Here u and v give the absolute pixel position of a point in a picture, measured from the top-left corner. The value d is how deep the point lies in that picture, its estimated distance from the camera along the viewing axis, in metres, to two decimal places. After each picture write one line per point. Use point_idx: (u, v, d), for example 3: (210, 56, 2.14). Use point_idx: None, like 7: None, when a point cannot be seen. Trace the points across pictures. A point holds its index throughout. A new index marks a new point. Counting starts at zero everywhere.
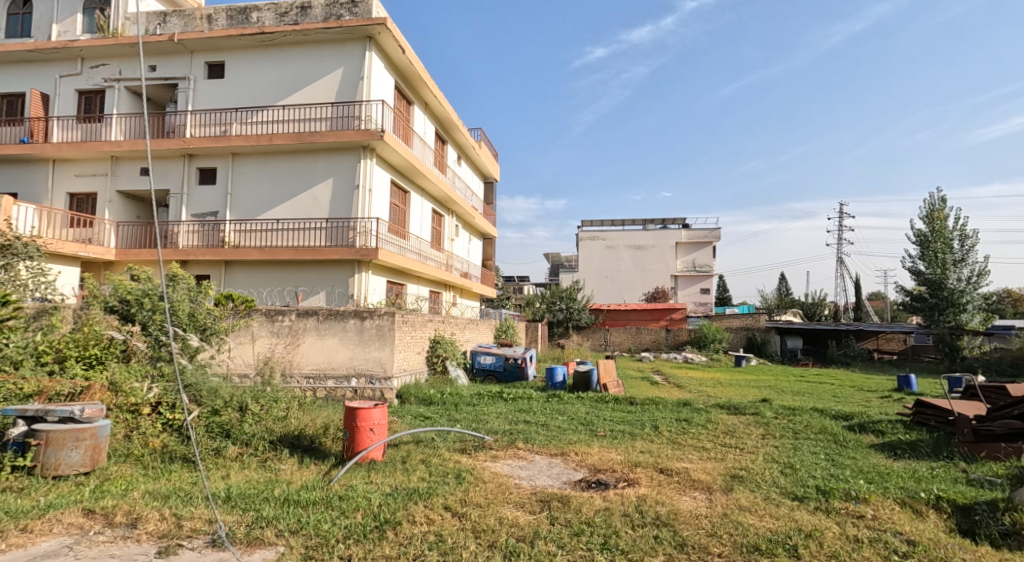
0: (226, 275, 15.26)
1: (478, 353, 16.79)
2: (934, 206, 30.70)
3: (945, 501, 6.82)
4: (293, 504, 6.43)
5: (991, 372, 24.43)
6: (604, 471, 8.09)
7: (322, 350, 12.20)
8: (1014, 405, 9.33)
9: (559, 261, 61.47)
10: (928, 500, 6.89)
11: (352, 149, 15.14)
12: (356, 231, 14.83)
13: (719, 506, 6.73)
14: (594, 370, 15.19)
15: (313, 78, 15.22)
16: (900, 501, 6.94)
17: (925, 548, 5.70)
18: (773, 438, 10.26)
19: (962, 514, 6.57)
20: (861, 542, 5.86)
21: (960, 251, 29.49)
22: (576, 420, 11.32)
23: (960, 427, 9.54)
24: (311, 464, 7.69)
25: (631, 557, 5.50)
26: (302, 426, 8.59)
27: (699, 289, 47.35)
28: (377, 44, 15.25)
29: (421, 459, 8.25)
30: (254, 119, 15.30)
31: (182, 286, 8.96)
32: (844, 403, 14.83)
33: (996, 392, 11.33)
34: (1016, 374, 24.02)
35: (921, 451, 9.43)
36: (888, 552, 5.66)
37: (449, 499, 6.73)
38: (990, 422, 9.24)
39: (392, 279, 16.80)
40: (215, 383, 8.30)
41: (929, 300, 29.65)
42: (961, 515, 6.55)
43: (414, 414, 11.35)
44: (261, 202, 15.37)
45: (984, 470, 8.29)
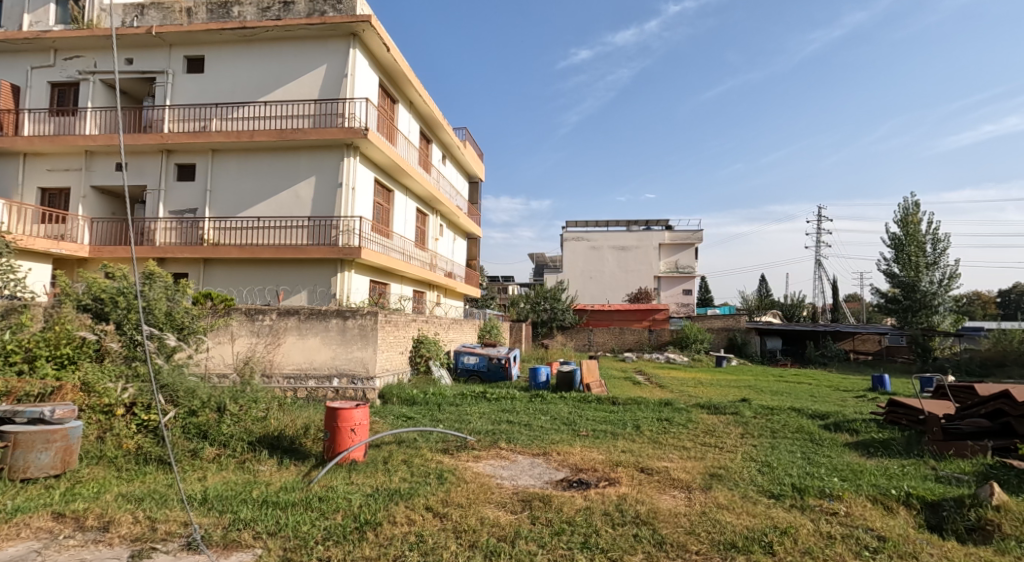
0: (205, 273, 15.05)
1: (462, 353, 16.74)
2: (908, 210, 31.25)
3: (915, 498, 6.94)
4: (271, 505, 6.35)
5: (961, 372, 25.00)
6: (585, 470, 8.10)
7: (303, 350, 12.08)
8: (981, 404, 9.60)
9: (543, 261, 61.49)
10: (898, 497, 7.01)
11: (335, 146, 15.01)
12: (338, 230, 14.68)
13: (698, 505, 6.78)
14: (577, 371, 15.24)
15: (296, 75, 15.07)
16: (873, 499, 7.04)
17: (895, 543, 5.79)
18: (752, 437, 10.35)
19: (930, 510, 6.69)
20: (834, 538, 5.94)
21: (933, 254, 30.07)
22: (558, 420, 11.34)
23: (930, 426, 9.74)
24: (291, 465, 7.61)
25: (610, 556, 5.50)
26: (282, 426, 8.50)
27: (682, 290, 47.79)
28: (362, 41, 15.14)
29: (403, 460, 8.20)
30: (234, 115, 15.10)
31: (159, 284, 8.77)
32: (821, 402, 15.06)
33: (965, 392, 11.57)
34: (985, 374, 24.66)
35: (893, 449, 9.59)
36: (860, 548, 5.74)
37: (431, 500, 6.70)
38: (958, 421, 9.53)
39: (376, 279, 16.71)
40: (193, 383, 8.13)
41: (903, 301, 30.13)
42: (929, 511, 6.67)
43: (397, 414, 11.29)
44: (241, 199, 15.18)
45: (953, 467, 8.45)
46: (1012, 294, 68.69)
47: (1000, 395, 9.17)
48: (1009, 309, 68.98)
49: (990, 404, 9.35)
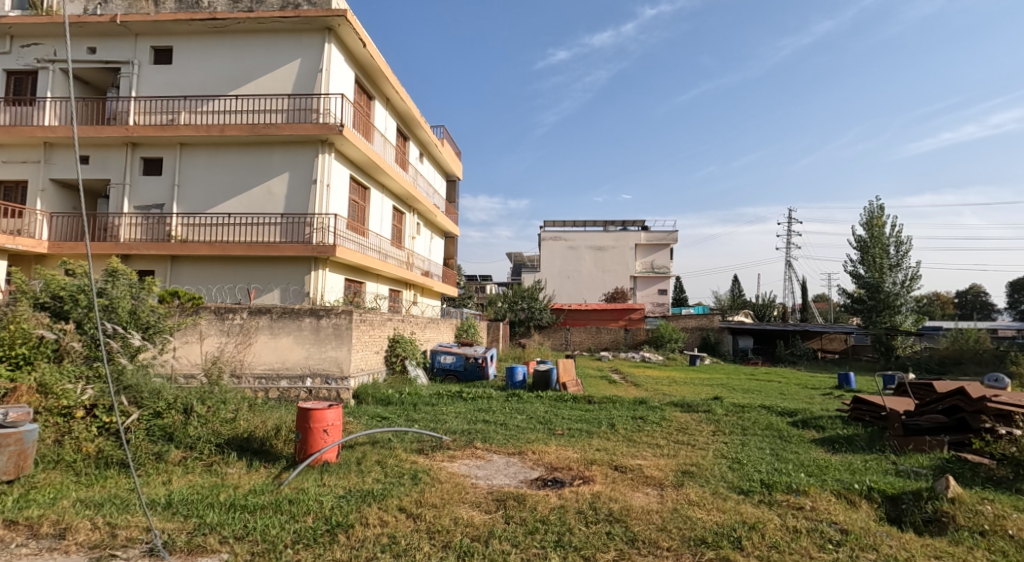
0: (173, 270, 14.68)
1: (438, 353, 16.59)
2: (873, 213, 31.94)
3: (876, 492, 7.04)
4: (239, 509, 6.19)
5: (921, 370, 25.68)
6: (560, 469, 8.06)
7: (275, 350, 11.84)
8: (938, 400, 9.83)
9: (521, 260, 61.42)
10: (861, 491, 7.11)
11: (309, 142, 14.78)
12: (312, 227, 14.43)
13: (670, 502, 6.79)
14: (553, 370, 15.19)
15: (269, 69, 14.78)
16: (837, 493, 7.14)
17: (857, 536, 5.87)
18: (723, 435, 10.44)
19: (890, 503, 6.79)
20: (799, 532, 5.99)
21: (896, 256, 30.81)
22: (534, 420, 11.26)
23: (891, 421, 10.03)
24: (261, 467, 7.47)
25: (584, 554, 5.47)
26: (251, 428, 8.31)
27: (657, 290, 48.24)
28: (337, 36, 14.91)
29: (377, 460, 8.07)
30: (204, 108, 14.73)
31: (122, 282, 8.47)
32: (789, 400, 15.29)
33: (924, 389, 11.87)
34: (943, 371, 25.32)
35: (857, 444, 9.75)
36: (824, 542, 5.80)
37: (404, 500, 6.61)
38: (917, 417, 9.79)
39: (351, 277, 16.46)
40: (158, 384, 7.87)
41: (868, 301, 30.79)
42: (889, 504, 6.77)
43: (371, 414, 11.14)
44: (211, 195, 14.82)
45: (912, 461, 8.61)
46: (970, 295, 71.09)
47: (956, 392, 9.42)
48: (968, 310, 71.46)
49: (947, 400, 9.57)
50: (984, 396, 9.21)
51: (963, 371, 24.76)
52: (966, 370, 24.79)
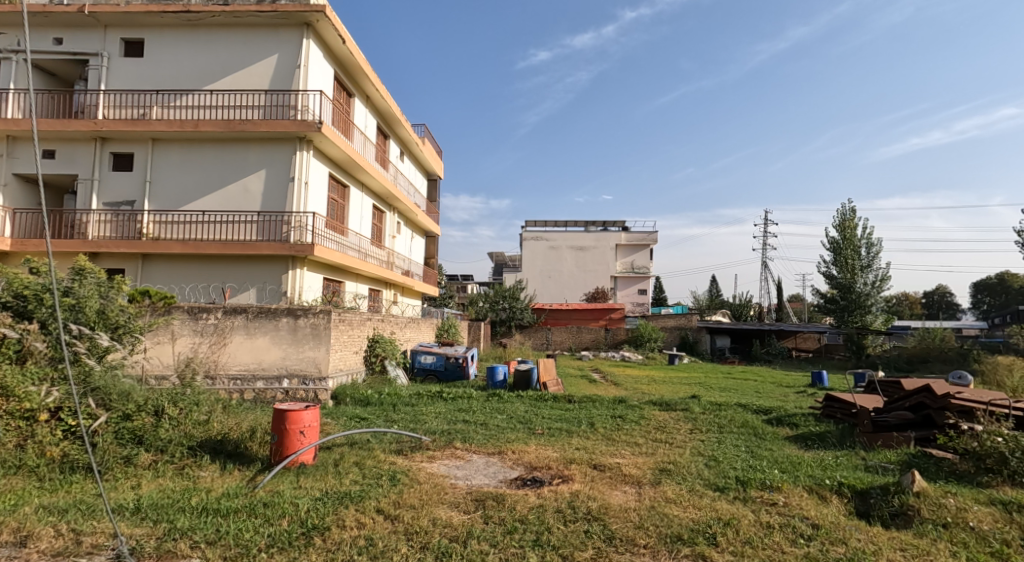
0: (144, 269, 14.34)
1: (418, 353, 16.47)
2: (845, 215, 32.49)
3: (846, 487, 7.12)
4: (211, 513, 6.03)
5: (890, 368, 26.13)
6: (539, 468, 8.03)
7: (250, 350, 11.63)
8: (905, 397, 10.03)
9: (503, 260, 61.33)
10: (831, 486, 7.19)
11: (287, 139, 14.56)
12: (290, 226, 14.23)
13: (647, 499, 6.78)
14: (534, 370, 15.15)
15: (245, 64, 14.52)
16: (808, 488, 7.20)
17: (827, 531, 5.93)
18: (700, 433, 10.50)
19: (859, 498, 6.88)
20: (772, 527, 6.02)
21: (868, 257, 31.36)
22: (514, 419, 11.22)
23: (861, 418, 10.19)
24: (235, 470, 7.33)
25: (562, 553, 5.43)
26: (225, 430, 8.15)
27: (637, 289, 48.56)
28: (316, 32, 14.69)
29: (355, 461, 7.95)
30: (177, 103, 14.41)
31: (90, 281, 8.23)
32: (765, 398, 15.49)
33: (893, 387, 12.10)
34: (911, 369, 25.76)
35: (829, 441, 9.87)
36: (796, 536, 5.84)
37: (382, 501, 6.50)
38: (886, 414, 9.98)
39: (330, 277, 16.24)
40: (128, 386, 7.62)
41: (840, 301, 31.33)
42: (858, 499, 6.86)
43: (350, 415, 11.01)
44: (184, 192, 14.51)
45: (881, 457, 8.74)
46: (937, 295, 72.87)
47: (921, 389, 9.62)
48: (934, 310, 73.33)
49: (913, 397, 9.77)
50: (948, 393, 9.39)
51: (930, 369, 25.22)
52: (932, 368, 25.25)
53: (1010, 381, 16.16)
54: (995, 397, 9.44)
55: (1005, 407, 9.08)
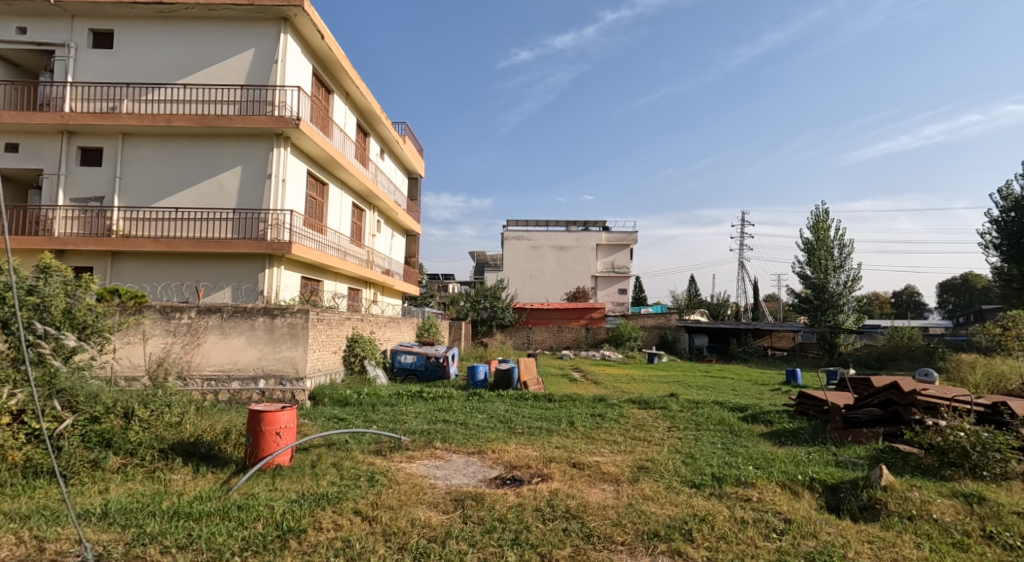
0: (113, 267, 13.99)
1: (398, 353, 16.31)
2: (819, 216, 32.98)
3: (818, 482, 7.19)
4: (183, 517, 5.87)
5: (861, 366, 26.65)
6: (519, 467, 7.97)
7: (225, 350, 11.40)
8: (874, 394, 10.16)
9: (484, 260, 61.20)
10: (804, 481, 7.24)
11: (263, 135, 14.31)
12: (267, 223, 14.00)
13: (625, 497, 6.76)
14: (515, 369, 15.10)
15: (220, 58, 14.24)
16: (781, 484, 7.24)
17: (799, 525, 5.97)
18: (678, 431, 10.54)
19: (830, 493, 6.95)
20: (746, 522, 6.05)
21: (840, 258, 31.88)
22: (494, 418, 11.17)
23: (832, 415, 10.30)
24: (208, 473, 7.16)
25: (540, 551, 5.39)
26: (198, 432, 8.00)
27: (617, 289, 48.89)
28: (294, 27, 14.46)
29: (332, 463, 7.80)
30: (148, 97, 14.07)
31: (56, 278, 7.95)
32: (741, 395, 15.65)
33: (863, 384, 12.30)
34: (880, 367, 26.29)
35: (801, 437, 9.99)
36: (769, 531, 5.87)
37: (360, 503, 6.39)
38: (856, 410, 10.09)
39: (308, 276, 16.01)
40: (95, 388, 7.35)
41: (814, 301, 31.79)
42: (829, 493, 6.93)
43: (328, 415, 10.84)
44: (155, 188, 14.18)
45: (851, 452, 8.85)
46: (905, 295, 74.57)
47: (889, 386, 9.72)
48: (903, 309, 75.09)
49: (882, 394, 9.89)
50: (914, 389, 9.50)
51: (897, 367, 25.70)
52: (900, 365, 25.85)
53: (973, 378, 16.59)
54: (959, 393, 9.61)
55: (968, 402, 9.23)
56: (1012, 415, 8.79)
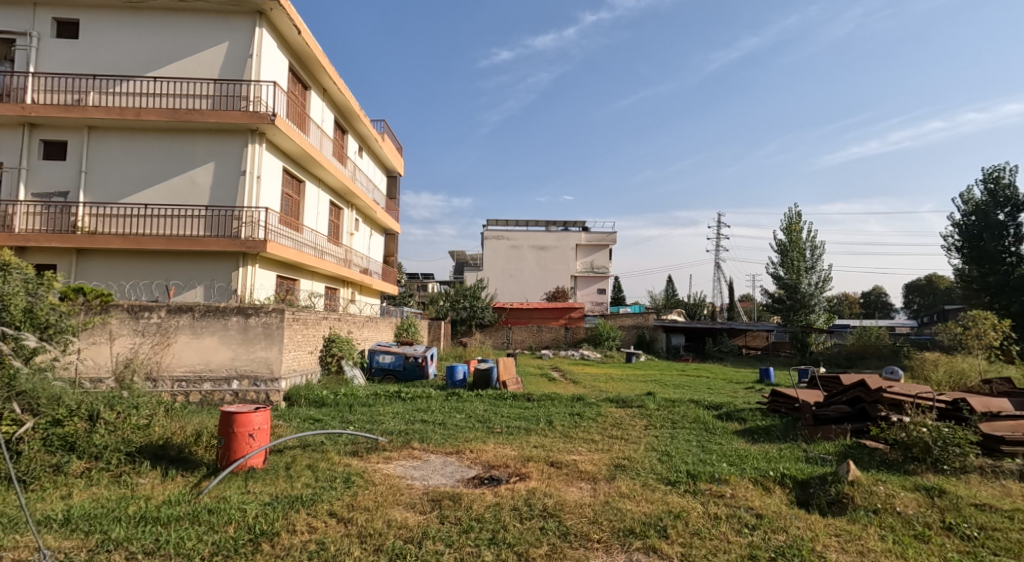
0: (79, 265, 13.59)
1: (376, 353, 16.13)
2: (792, 218, 33.47)
3: (788, 478, 7.23)
4: (150, 522, 5.69)
5: (831, 364, 27.12)
6: (497, 467, 7.90)
7: (197, 350, 11.13)
8: (843, 392, 10.25)
9: (464, 260, 61.01)
10: (775, 477, 7.29)
11: (237, 131, 14.03)
12: (241, 221, 13.72)
13: (602, 495, 6.73)
14: (494, 368, 15.02)
15: (192, 51, 13.92)
16: (753, 480, 7.29)
17: (769, 520, 6.00)
18: (655, 429, 10.56)
19: (800, 488, 7.00)
20: (719, 518, 6.06)
21: (812, 259, 32.39)
22: (473, 418, 11.07)
23: (803, 412, 10.40)
24: (177, 476, 6.95)
25: (518, 550, 5.33)
26: (168, 434, 7.78)
27: (596, 289, 49.12)
28: (269, 21, 14.19)
29: (308, 465, 7.65)
30: (116, 89, 13.69)
31: (16, 277, 7.66)
32: (716, 394, 15.78)
33: (833, 382, 12.48)
34: (850, 365, 26.90)
35: (773, 434, 10.08)
36: (741, 526, 5.89)
37: (335, 504, 6.26)
38: (825, 408, 10.16)
39: (283, 274, 15.74)
40: (59, 390, 7.12)
41: (786, 301, 32.24)
42: (799, 489, 6.97)
43: (303, 416, 10.64)
44: (123, 183, 13.80)
45: (820, 448, 8.94)
46: (874, 296, 76.19)
47: (857, 384, 9.87)
48: (871, 309, 76.76)
49: (850, 392, 10.00)
50: (881, 387, 9.65)
51: (866, 364, 26.40)
52: (868, 363, 26.42)
53: (935, 376, 16.97)
54: (922, 389, 9.79)
55: (930, 399, 9.38)
56: (972, 411, 9.06)
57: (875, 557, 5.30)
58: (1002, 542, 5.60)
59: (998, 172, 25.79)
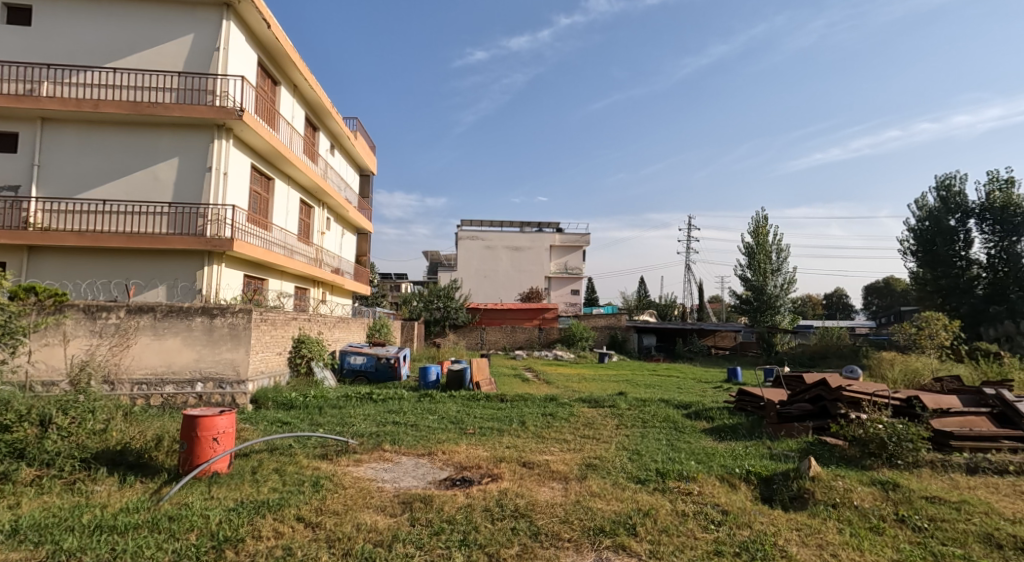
0: (32, 262, 13.04)
1: (348, 353, 15.85)
2: (758, 222, 34.05)
3: (753, 474, 7.26)
4: (106, 531, 5.43)
5: (794, 364, 27.57)
6: (469, 468, 7.77)
7: (159, 352, 10.75)
8: (805, 390, 10.42)
9: (437, 260, 60.64)
10: (740, 474, 7.32)
11: (203, 126, 13.65)
12: (206, 219, 13.33)
13: (573, 494, 6.66)
14: (467, 369, 14.86)
15: (155, 42, 13.48)
16: (720, 477, 7.30)
17: (735, 516, 6.00)
18: (626, 428, 10.56)
19: (764, 484, 7.03)
20: (686, 515, 6.05)
21: (778, 262, 32.97)
22: (445, 419, 10.92)
23: (768, 410, 10.53)
24: (136, 483, 6.67)
25: (489, 552, 5.22)
26: (126, 439, 7.46)
27: (569, 290, 49.32)
28: (237, 13, 13.82)
29: (274, 469, 7.41)
30: (73, 80, 13.18)
31: None
32: (686, 393, 15.89)
33: (795, 380, 12.67)
34: (812, 364, 27.44)
35: (740, 432, 10.16)
36: (707, 523, 5.88)
37: (303, 509, 6.07)
38: (789, 406, 10.31)
39: (251, 274, 15.35)
40: (7, 394, 6.95)
41: (753, 302, 32.76)
42: (763, 485, 7.00)
43: (270, 419, 10.35)
44: (79, 178, 13.29)
45: (783, 446, 9.04)
46: (835, 298, 77.90)
47: (819, 382, 10.04)
48: (832, 310, 78.59)
49: (812, 391, 10.18)
50: (842, 385, 9.83)
51: (827, 363, 26.86)
52: (830, 363, 26.95)
53: (891, 374, 17.44)
54: (879, 387, 10.01)
55: (886, 396, 9.59)
56: (924, 408, 9.31)
57: (834, 550, 5.33)
58: (950, 533, 5.71)
59: (950, 180, 26.79)
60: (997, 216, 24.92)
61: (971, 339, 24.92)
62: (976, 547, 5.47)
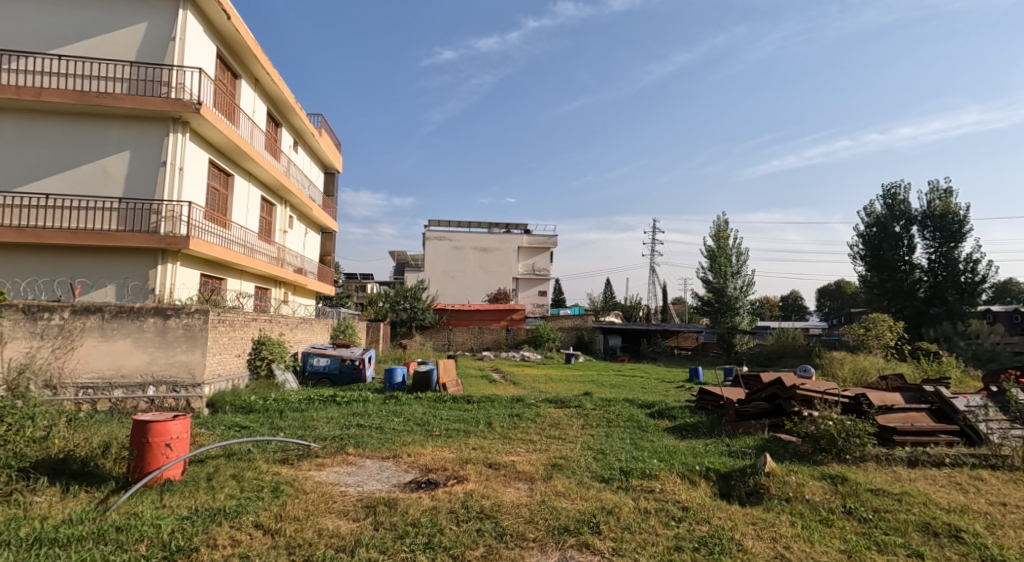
0: None
1: (311, 355, 15.45)
2: (719, 225, 34.69)
3: (712, 471, 7.28)
4: (45, 544, 5.09)
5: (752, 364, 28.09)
6: (434, 470, 7.58)
7: (107, 354, 10.25)
8: (762, 389, 10.55)
9: (404, 260, 60.05)
10: (700, 471, 7.33)
11: (156, 119, 13.10)
12: (160, 215, 12.82)
13: (538, 494, 6.56)
14: (433, 370, 14.63)
15: (105, 30, 12.90)
16: (681, 474, 7.29)
17: (694, 512, 5.99)
18: (591, 428, 10.54)
19: (723, 481, 7.04)
20: (648, 513, 6.00)
21: (737, 265, 33.63)
22: (411, 421, 10.70)
23: (727, 409, 10.62)
24: (80, 493, 6.31)
25: (453, 554, 5.07)
26: (69, 447, 7.08)
27: (536, 291, 49.62)
28: (195, 3, 13.32)
29: (232, 475, 7.10)
30: (14, 67, 12.52)
31: None
32: (650, 392, 16.00)
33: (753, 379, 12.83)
34: (769, 363, 28.03)
35: (701, 430, 10.22)
36: (668, 519, 5.85)
37: (262, 515, 5.81)
38: (746, 404, 10.40)
39: (209, 273, 14.84)
40: None
41: (713, 304, 33.34)
42: (722, 482, 7.02)
43: (228, 423, 9.97)
44: (21, 170, 12.63)
45: (741, 443, 9.12)
46: (791, 300, 79.83)
47: (773, 381, 10.20)
48: (789, 312, 80.68)
49: (768, 389, 10.34)
50: (795, 384, 10.01)
51: (783, 363, 27.47)
52: (785, 363, 27.55)
53: (841, 372, 18.02)
54: (832, 386, 10.18)
55: (835, 394, 9.75)
56: (870, 405, 9.50)
57: (787, 542, 5.36)
58: (892, 522, 5.81)
59: (895, 189, 27.78)
60: (938, 223, 26.09)
61: (913, 339, 26.06)
62: (915, 535, 5.57)
